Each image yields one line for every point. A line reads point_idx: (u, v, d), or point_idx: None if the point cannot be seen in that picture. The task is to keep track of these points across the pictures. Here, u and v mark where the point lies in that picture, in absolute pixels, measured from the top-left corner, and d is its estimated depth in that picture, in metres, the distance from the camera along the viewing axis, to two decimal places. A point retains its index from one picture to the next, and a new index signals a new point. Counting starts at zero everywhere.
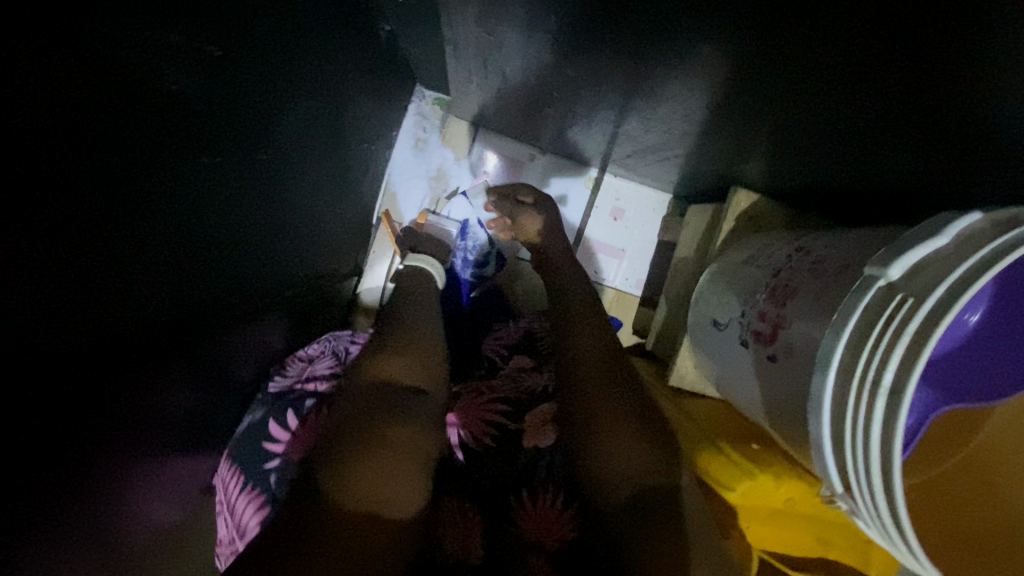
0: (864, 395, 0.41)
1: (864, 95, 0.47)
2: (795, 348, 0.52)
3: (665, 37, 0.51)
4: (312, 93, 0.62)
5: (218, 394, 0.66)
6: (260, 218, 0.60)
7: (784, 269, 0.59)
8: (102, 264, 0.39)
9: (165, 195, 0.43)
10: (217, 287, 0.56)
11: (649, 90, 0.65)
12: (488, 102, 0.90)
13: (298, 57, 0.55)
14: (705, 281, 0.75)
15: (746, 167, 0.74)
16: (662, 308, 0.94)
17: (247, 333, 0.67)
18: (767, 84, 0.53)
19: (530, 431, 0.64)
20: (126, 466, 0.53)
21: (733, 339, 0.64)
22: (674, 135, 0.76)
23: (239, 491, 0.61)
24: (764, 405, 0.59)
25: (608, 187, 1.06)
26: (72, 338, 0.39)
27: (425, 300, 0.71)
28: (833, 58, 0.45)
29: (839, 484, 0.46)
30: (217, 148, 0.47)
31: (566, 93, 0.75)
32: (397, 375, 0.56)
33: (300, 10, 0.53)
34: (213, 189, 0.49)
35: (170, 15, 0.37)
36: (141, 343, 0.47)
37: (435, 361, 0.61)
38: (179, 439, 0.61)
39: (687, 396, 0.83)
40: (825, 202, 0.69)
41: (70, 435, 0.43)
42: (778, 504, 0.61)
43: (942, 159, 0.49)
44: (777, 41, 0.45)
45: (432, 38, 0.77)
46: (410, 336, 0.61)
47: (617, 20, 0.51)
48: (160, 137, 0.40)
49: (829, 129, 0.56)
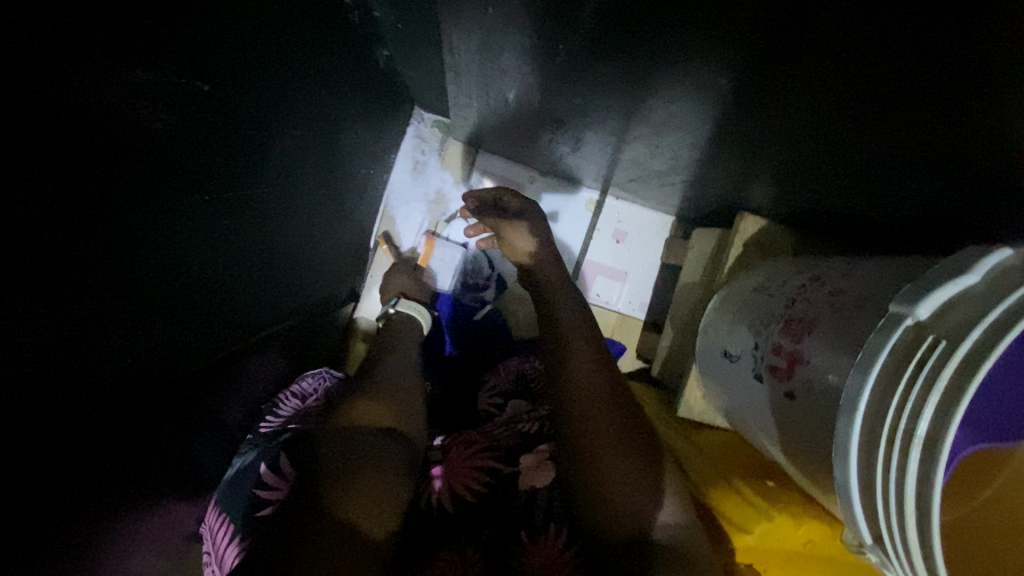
0: (897, 444, 0.38)
1: (880, 125, 0.46)
2: (815, 386, 0.49)
3: (673, 65, 0.49)
4: (308, 121, 0.60)
5: (208, 432, 0.63)
6: (252, 250, 0.58)
7: (798, 300, 0.57)
8: (81, 308, 0.36)
9: (151, 232, 0.40)
10: (206, 323, 0.53)
11: (654, 116, 0.63)
12: (488, 125, 0.89)
13: (292, 86, 0.54)
14: (713, 309, 0.73)
15: (752, 192, 0.73)
16: (667, 334, 0.92)
17: (239, 368, 0.65)
18: (778, 112, 0.51)
19: (526, 472, 0.58)
20: (107, 516, 0.49)
21: (745, 371, 0.62)
22: (678, 160, 0.75)
23: (227, 541, 0.56)
24: (780, 443, 0.56)
25: (610, 209, 1.04)
26: (47, 389, 0.36)
27: (406, 344, 0.78)
28: (849, 88, 0.43)
29: (867, 535, 0.43)
30: (207, 182, 0.45)
31: (569, 118, 0.73)
32: (374, 414, 0.59)
33: (295, 39, 0.52)
34: (201, 223, 0.46)
35: (159, 48, 0.35)
36: (124, 387, 0.44)
37: (413, 407, 0.65)
38: (164, 483, 0.57)
39: (696, 428, 0.80)
40: (835, 228, 0.68)
41: (43, 490, 0.40)
42: (797, 547, 0.57)
43: (962, 190, 0.47)
44: (791, 72, 0.44)
45: (431, 62, 0.76)
46: (398, 373, 0.70)
47: (624, 49, 0.50)
48: (145, 172, 0.38)
49: (840, 158, 0.54)
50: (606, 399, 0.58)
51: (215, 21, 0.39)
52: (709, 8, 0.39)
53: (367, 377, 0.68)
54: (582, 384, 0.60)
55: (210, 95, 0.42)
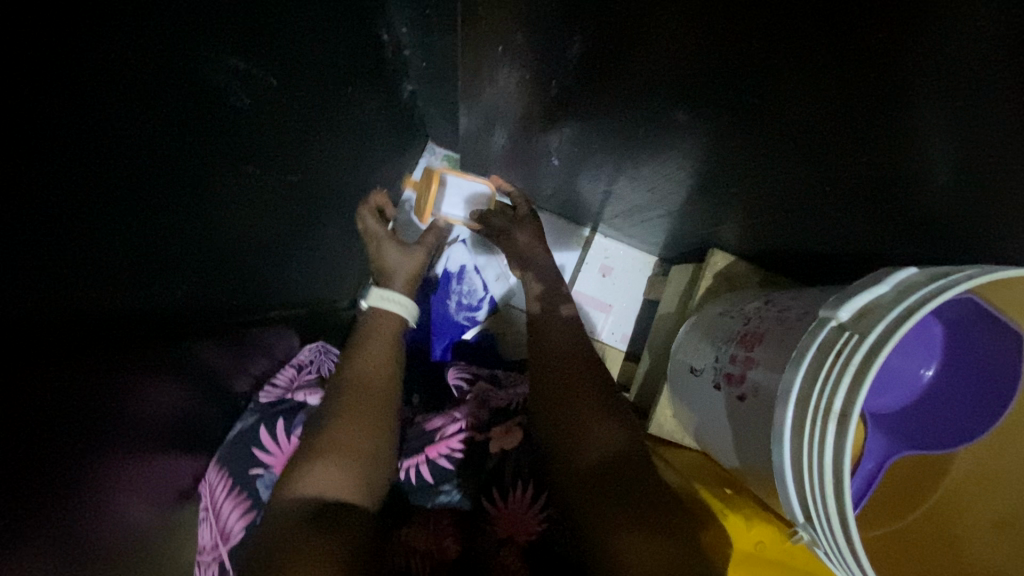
0: (818, 421, 0.44)
1: (817, 161, 0.55)
2: (761, 387, 0.56)
3: (647, 107, 0.59)
4: (336, 131, 0.69)
5: (208, 401, 0.69)
6: (272, 236, 0.65)
7: (753, 318, 0.65)
8: (142, 250, 0.43)
9: (201, 202, 0.48)
10: (225, 294, 0.60)
11: (635, 156, 0.73)
12: (493, 161, 0.99)
13: (326, 103, 0.64)
14: (684, 331, 0.80)
15: (721, 230, 0.82)
16: (646, 360, 0.98)
17: (244, 346, 0.71)
18: (733, 153, 0.61)
19: (496, 438, 0.69)
20: (120, 460, 0.54)
21: (708, 383, 0.68)
22: (658, 198, 0.84)
23: (227, 495, 0.68)
24: (735, 445, 0.62)
25: (598, 245, 1.13)
26: (102, 314, 0.42)
27: (376, 371, 0.67)
28: (787, 131, 0.52)
29: (801, 514, 0.49)
30: (250, 166, 0.53)
31: (564, 156, 0.83)
32: (327, 485, 0.54)
33: (333, 64, 0.62)
34: (239, 203, 0.54)
35: (231, 51, 0.44)
36: (152, 334, 0.50)
37: (381, 473, 0.59)
38: (166, 440, 0.62)
39: (667, 447, 0.85)
40: (792, 264, 0.76)
41: (78, 413, 0.45)
42: (750, 547, 0.60)
43: (889, 223, 0.56)
44: (741, 117, 0.54)
45: (447, 100, 0.87)
46: (359, 419, 0.60)
47: (608, 92, 0.60)
48: (206, 147, 0.46)
49: (790, 195, 0.63)
50: (583, 383, 0.65)
51: (274, 39, 0.49)
52: (674, 58, 0.49)
53: (334, 406, 0.62)
54: (562, 376, 0.66)
55: (263, 91, 0.51)
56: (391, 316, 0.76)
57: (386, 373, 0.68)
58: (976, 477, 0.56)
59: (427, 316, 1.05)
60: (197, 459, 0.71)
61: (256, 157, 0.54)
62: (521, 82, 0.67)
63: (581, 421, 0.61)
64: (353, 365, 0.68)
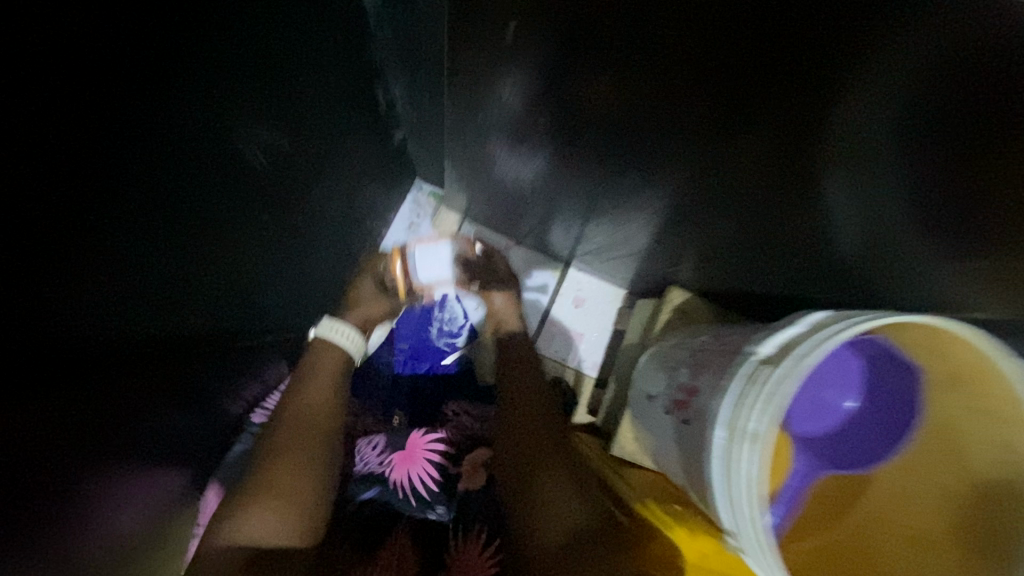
0: (742, 442, 0.52)
1: (753, 207, 0.63)
2: (702, 410, 0.63)
3: (610, 150, 0.68)
4: (323, 166, 0.77)
5: (195, 413, 0.72)
6: (261, 254, 0.70)
7: (700, 350, 0.73)
8: (131, 256, 0.47)
9: (186, 211, 0.52)
10: (214, 307, 0.64)
11: (604, 198, 0.82)
12: (476, 197, 1.08)
13: (311, 133, 0.70)
14: (644, 360, 0.88)
15: (681, 268, 0.90)
16: (612, 386, 1.05)
17: (232, 360, 0.75)
18: (686, 197, 0.69)
19: (467, 475, 0.86)
20: (108, 470, 0.56)
21: (661, 408, 0.75)
22: (626, 237, 0.92)
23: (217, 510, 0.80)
24: (682, 464, 0.69)
25: (573, 278, 1.21)
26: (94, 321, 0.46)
27: (311, 403, 0.78)
28: (724, 177, 0.60)
29: (731, 525, 0.55)
30: (234, 179, 0.58)
31: (540, 195, 0.92)
32: (259, 525, 0.66)
33: (319, 102, 0.69)
34: (226, 218, 0.59)
35: (225, 76, 0.50)
36: (144, 343, 0.54)
37: (311, 507, 0.70)
38: (155, 450, 0.65)
39: (628, 468, 0.91)
40: (742, 302, 0.84)
41: (70, 416, 0.48)
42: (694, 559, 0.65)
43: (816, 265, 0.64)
44: (685, 160, 0.61)
45: (435, 141, 0.95)
46: (288, 446, 0.73)
47: (576, 135, 0.68)
48: (190, 157, 0.50)
49: (736, 240, 0.71)
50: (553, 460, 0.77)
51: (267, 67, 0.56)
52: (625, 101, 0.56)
53: (278, 439, 0.73)
54: (523, 453, 0.79)
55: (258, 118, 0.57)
56: (335, 349, 0.87)
57: (319, 407, 0.78)
58: (890, 496, 0.63)
59: (406, 343, 1.12)
60: (177, 472, 0.73)
61: (248, 190, 0.61)
62: (504, 125, 0.73)
63: (549, 494, 0.73)
64: (300, 399, 0.79)
